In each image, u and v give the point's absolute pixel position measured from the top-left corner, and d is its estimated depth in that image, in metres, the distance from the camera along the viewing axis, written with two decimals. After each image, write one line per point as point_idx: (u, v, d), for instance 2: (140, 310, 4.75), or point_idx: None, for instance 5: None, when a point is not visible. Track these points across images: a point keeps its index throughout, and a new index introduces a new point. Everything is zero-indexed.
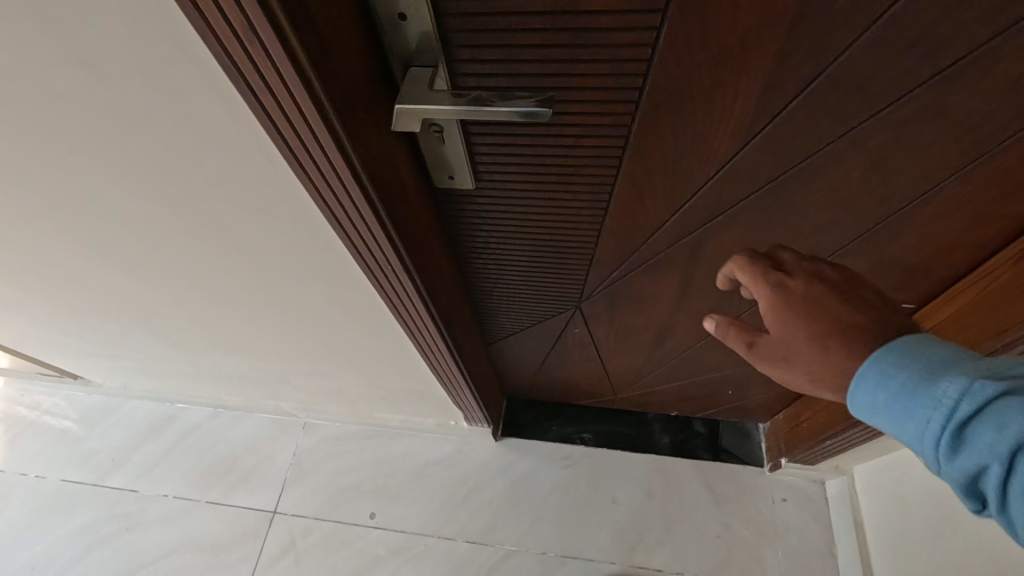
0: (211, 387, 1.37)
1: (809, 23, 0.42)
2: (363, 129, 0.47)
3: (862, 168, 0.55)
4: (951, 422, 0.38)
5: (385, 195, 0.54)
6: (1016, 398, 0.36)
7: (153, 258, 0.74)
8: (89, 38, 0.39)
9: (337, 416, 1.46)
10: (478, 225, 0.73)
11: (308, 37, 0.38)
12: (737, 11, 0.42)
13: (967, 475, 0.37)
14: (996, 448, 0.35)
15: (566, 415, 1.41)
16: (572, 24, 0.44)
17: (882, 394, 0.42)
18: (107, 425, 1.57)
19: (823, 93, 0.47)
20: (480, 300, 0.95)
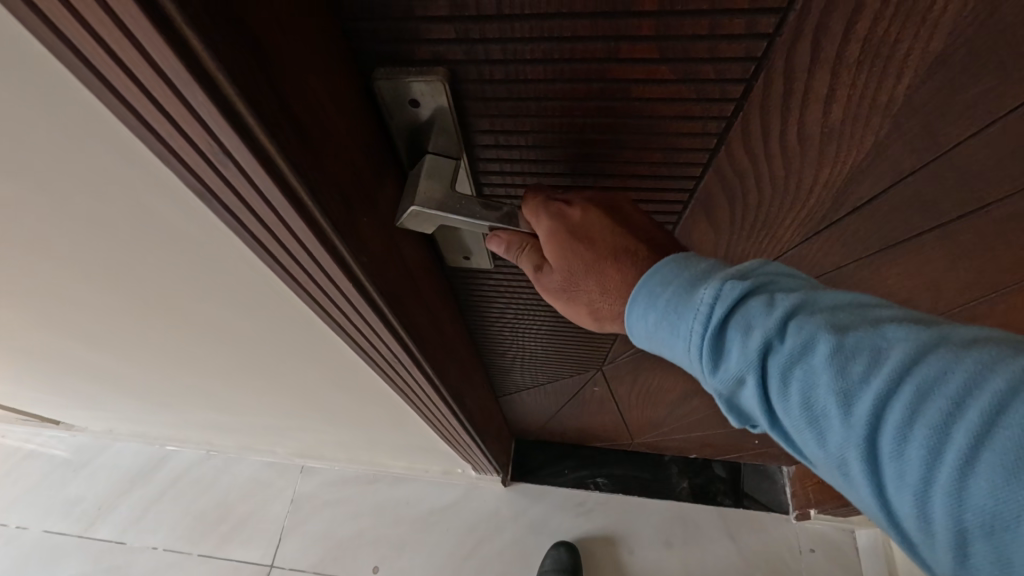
0: (203, 434, 1.28)
1: (919, 113, 0.33)
2: (370, 237, 0.39)
3: (950, 260, 0.47)
4: (706, 334, 0.31)
5: (393, 295, 0.46)
6: (757, 300, 0.30)
7: (128, 337, 0.65)
8: (15, 155, 0.30)
9: (337, 460, 1.38)
10: (495, 297, 0.65)
11: (298, 152, 0.29)
12: (833, 100, 0.33)
13: (726, 392, 0.31)
14: (746, 355, 0.29)
15: (579, 458, 1.33)
16: (623, 112, 0.36)
17: (650, 316, 0.33)
18: (92, 470, 1.47)
19: (921, 186, 0.39)
20: (492, 359, 0.86)
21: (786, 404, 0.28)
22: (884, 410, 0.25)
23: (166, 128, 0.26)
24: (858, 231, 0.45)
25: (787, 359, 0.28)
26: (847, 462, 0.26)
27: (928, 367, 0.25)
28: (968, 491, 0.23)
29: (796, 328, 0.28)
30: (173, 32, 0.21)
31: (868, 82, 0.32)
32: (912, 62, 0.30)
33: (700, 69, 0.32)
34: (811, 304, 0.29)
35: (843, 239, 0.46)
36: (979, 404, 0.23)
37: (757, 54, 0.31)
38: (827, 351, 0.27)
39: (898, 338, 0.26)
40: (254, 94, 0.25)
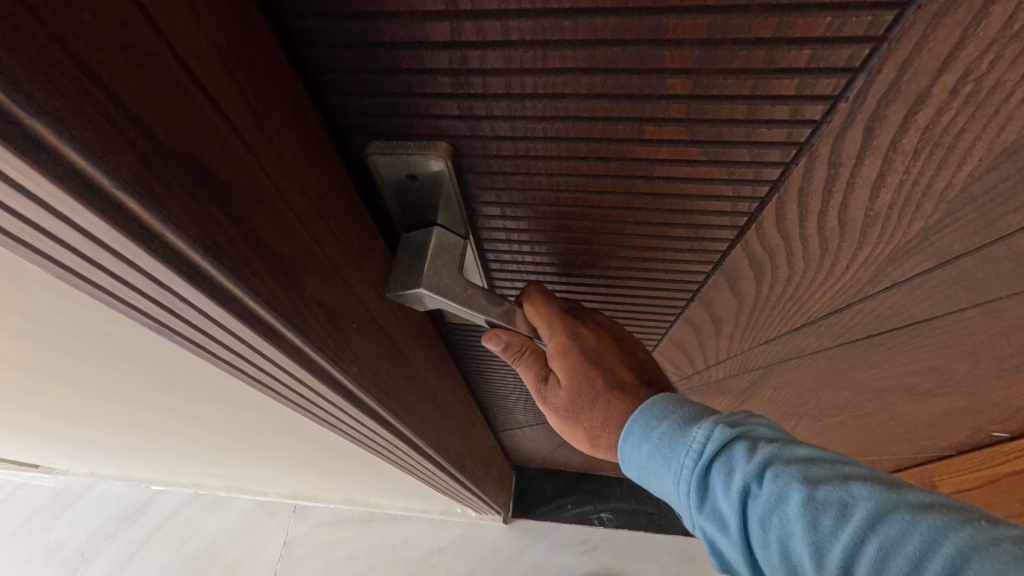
0: (189, 475, 1.22)
1: (981, 205, 0.29)
2: (359, 342, 0.34)
3: (993, 331, 0.42)
4: (693, 474, 0.30)
5: (388, 390, 0.41)
6: (740, 445, 0.29)
7: (87, 415, 0.60)
8: None
9: (330, 499, 1.34)
10: None
11: (269, 276, 0.24)
12: (880, 187, 0.28)
13: (711, 533, 0.29)
14: (727, 499, 0.28)
15: (582, 492, 1.30)
16: (644, 189, 0.31)
17: (642, 449, 0.33)
18: (74, 514, 1.37)
19: (969, 267, 0.35)
20: (491, 400, 0.81)
21: (764, 551, 0.27)
22: (853, 566, 0.24)
23: (117, 284, 0.20)
24: (894, 302, 0.40)
25: (766, 507, 0.27)
26: None
27: (889, 526, 0.24)
28: None
29: (773, 475, 0.27)
30: (106, 197, 0.16)
31: (924, 173, 0.27)
32: (979, 156, 0.26)
33: (733, 152, 0.27)
34: (790, 452, 0.28)
35: (877, 309, 0.42)
36: (934, 566, 0.22)
37: (799, 139, 0.26)
38: (800, 501, 0.26)
39: (866, 494, 0.25)
40: (214, 241, 0.21)
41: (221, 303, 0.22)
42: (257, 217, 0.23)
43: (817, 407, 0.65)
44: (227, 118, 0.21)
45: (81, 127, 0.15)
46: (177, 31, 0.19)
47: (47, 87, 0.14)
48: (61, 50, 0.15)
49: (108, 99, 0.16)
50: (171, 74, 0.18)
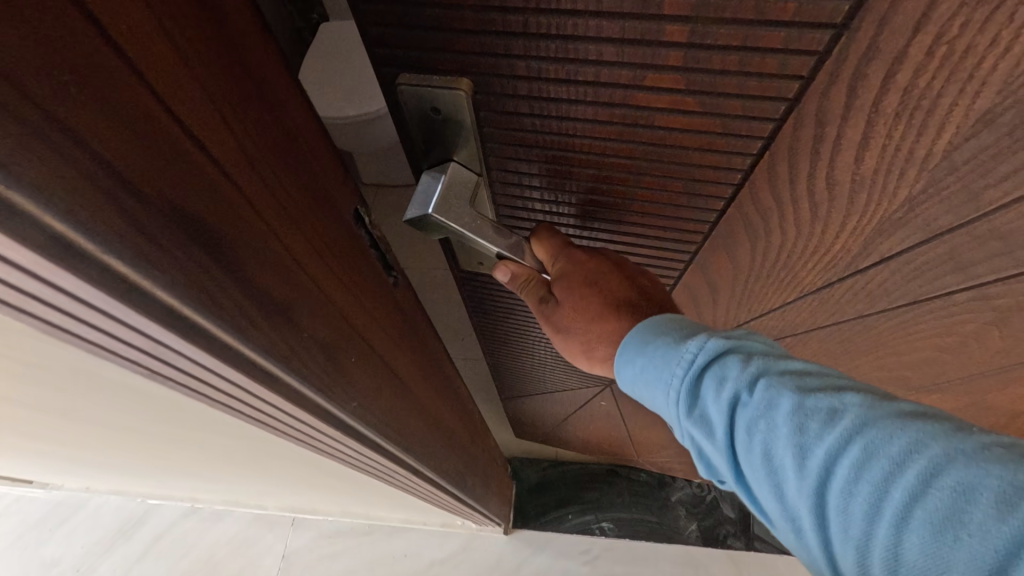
0: (185, 488, 1.21)
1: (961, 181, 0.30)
2: (349, 364, 0.35)
3: (986, 323, 0.43)
4: (685, 385, 0.30)
5: (383, 409, 0.42)
6: (735, 357, 0.29)
7: (74, 429, 0.60)
8: None
9: (330, 510, 1.32)
10: (511, 310, 0.61)
11: (260, 317, 0.24)
12: (865, 150, 0.30)
13: (700, 438, 0.29)
14: (717, 407, 0.28)
15: (584, 501, 1.32)
16: (645, 138, 0.32)
17: (638, 361, 0.33)
18: (70, 528, 1.35)
19: (956, 248, 0.36)
20: (501, 362, 0.83)
21: (750, 455, 0.27)
22: (834, 466, 0.24)
23: (112, 345, 0.21)
24: (884, 282, 0.42)
25: (754, 413, 0.27)
26: (801, 518, 0.25)
27: (875, 427, 0.24)
28: (900, 547, 0.22)
29: (765, 385, 0.27)
30: (98, 265, 0.16)
31: (905, 140, 0.29)
32: (957, 125, 0.27)
33: (727, 104, 0.29)
34: (784, 366, 0.28)
35: (869, 288, 0.43)
36: (917, 465, 0.22)
37: (790, 94, 0.28)
38: (789, 406, 0.26)
39: (858, 400, 0.25)
40: (208, 294, 0.21)
41: (218, 354, 0.23)
42: (249, 258, 0.24)
43: None
44: (222, 169, 0.22)
45: (80, 202, 0.15)
46: (170, 86, 0.19)
47: (47, 172, 0.14)
48: (63, 134, 0.15)
49: (101, 167, 0.16)
50: (164, 131, 0.19)
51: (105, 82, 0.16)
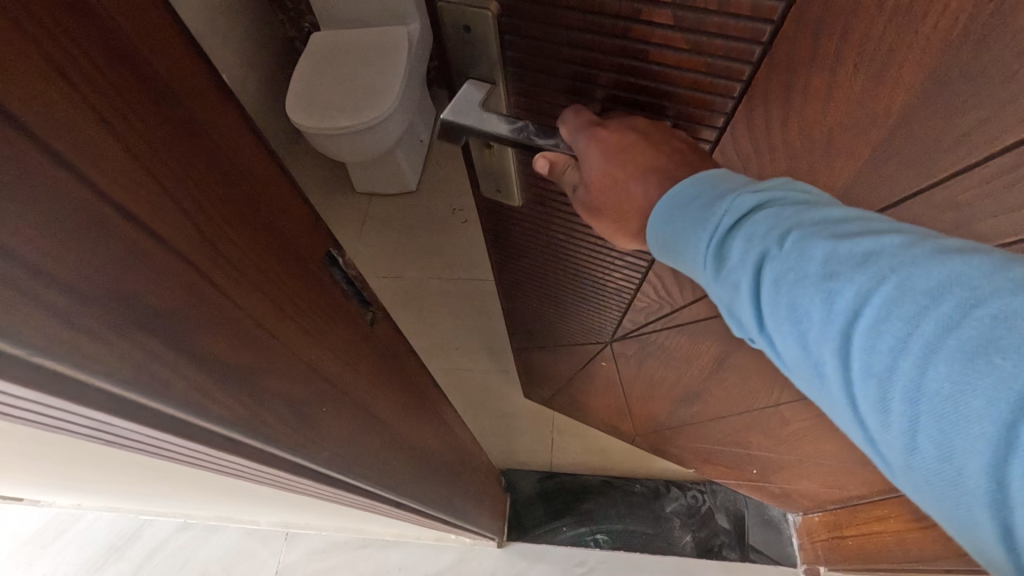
0: (178, 504, 1.20)
1: (916, 132, 0.34)
2: (297, 406, 0.38)
3: None
4: (711, 244, 0.32)
5: (345, 443, 0.47)
6: (765, 214, 0.30)
7: (56, 449, 0.60)
8: None
9: (324, 526, 1.31)
10: (524, 243, 0.69)
11: (199, 376, 0.28)
12: (832, 97, 0.34)
13: (727, 291, 0.31)
14: (746, 259, 0.30)
15: (578, 513, 1.28)
16: (642, 71, 0.36)
17: (665, 223, 0.35)
18: (60, 546, 1.34)
19: (914, 208, 0.40)
20: (512, 304, 0.90)
21: (773, 305, 0.29)
22: (865, 306, 0.26)
23: (53, 415, 0.25)
24: None
25: (784, 263, 0.28)
26: (823, 358, 0.27)
27: (912, 268, 0.25)
28: (927, 379, 0.24)
29: (796, 238, 0.28)
30: (31, 363, 0.20)
31: (864, 91, 0.33)
32: (910, 76, 0.31)
33: (709, 44, 0.33)
34: (817, 216, 0.29)
35: None
36: (955, 299, 0.24)
37: (763, 39, 0.32)
38: (822, 253, 0.27)
39: (895, 244, 0.26)
40: (140, 371, 0.25)
41: (148, 417, 0.26)
42: (191, 324, 0.27)
43: None
44: (166, 246, 0.25)
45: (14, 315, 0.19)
46: (117, 183, 0.23)
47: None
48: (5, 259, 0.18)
49: (41, 280, 0.20)
50: (119, 231, 0.23)
51: (53, 199, 0.20)
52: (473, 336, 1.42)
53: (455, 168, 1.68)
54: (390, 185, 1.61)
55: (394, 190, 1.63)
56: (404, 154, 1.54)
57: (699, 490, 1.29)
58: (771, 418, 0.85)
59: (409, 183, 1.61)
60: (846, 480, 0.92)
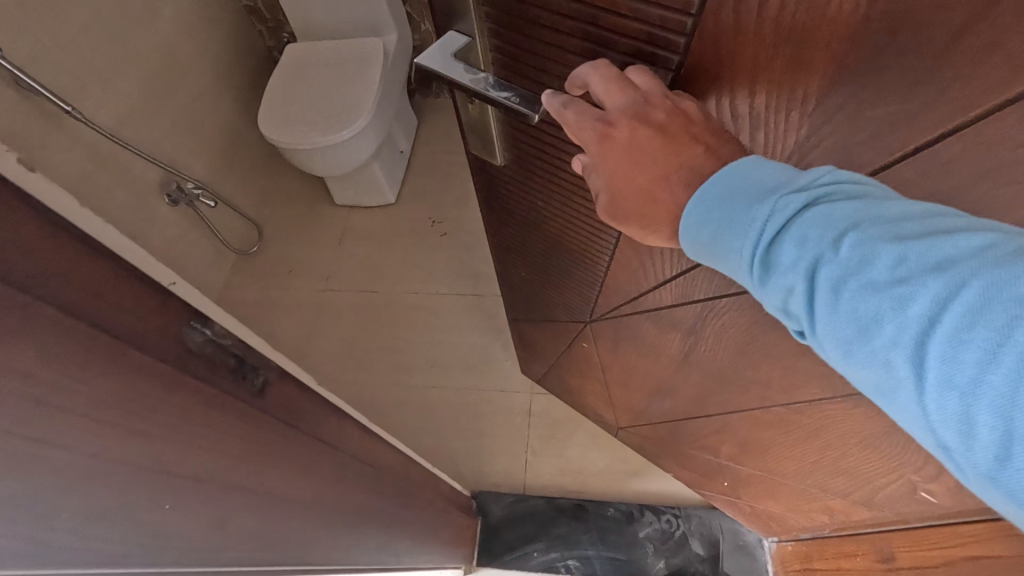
0: None
1: (841, 112, 0.37)
2: (127, 516, 0.34)
3: None
4: (759, 250, 0.33)
5: (219, 528, 0.42)
6: (820, 215, 0.31)
7: None
8: None
9: None
10: (510, 201, 0.77)
11: None
12: (757, 77, 0.37)
13: (782, 296, 0.32)
14: (802, 264, 0.31)
15: (550, 537, 1.23)
16: (596, 36, 0.41)
17: (707, 225, 0.36)
18: None
19: None
20: (508, 272, 0.99)
21: (833, 310, 0.30)
22: (939, 314, 0.26)
23: None
24: None
25: (847, 269, 0.29)
26: (893, 364, 0.28)
27: (992, 275, 0.25)
28: (1017, 392, 0.23)
29: (854, 243, 0.29)
30: None
31: (786, 67, 0.36)
32: (822, 47, 0.33)
33: (649, 11, 0.37)
34: (874, 217, 0.30)
35: None
36: None
37: (692, 11, 0.35)
38: (887, 262, 0.28)
39: (969, 249, 0.27)
40: None
41: None
42: None
43: (757, 382, 0.72)
44: None
45: None
46: None
47: None
48: None
49: None
50: None
51: None
52: (447, 326, 1.49)
53: (428, 185, 1.71)
54: (369, 199, 1.66)
55: (373, 204, 1.68)
56: (381, 166, 1.58)
57: (674, 513, 1.24)
58: (734, 426, 0.87)
59: (386, 197, 1.66)
60: (809, 506, 0.94)
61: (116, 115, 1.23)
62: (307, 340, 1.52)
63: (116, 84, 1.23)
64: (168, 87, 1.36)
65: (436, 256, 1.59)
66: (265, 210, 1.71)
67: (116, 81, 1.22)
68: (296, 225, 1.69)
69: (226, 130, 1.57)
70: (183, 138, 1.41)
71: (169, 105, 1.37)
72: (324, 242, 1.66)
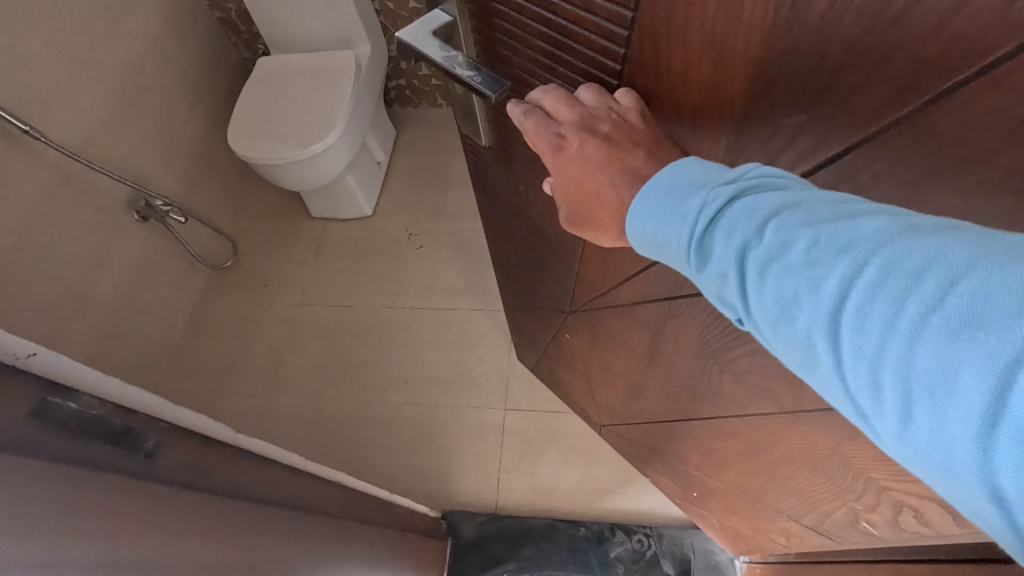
0: None
1: (760, 119, 0.38)
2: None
3: None
4: (692, 239, 0.33)
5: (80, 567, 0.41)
6: (747, 203, 0.31)
7: None
8: None
9: None
10: (494, 188, 0.80)
11: None
12: (691, 73, 0.40)
13: (715, 284, 0.31)
14: (730, 252, 0.30)
15: (517, 558, 1.21)
16: (554, 27, 0.45)
17: (649, 219, 0.36)
18: None
19: None
20: (497, 257, 1.01)
21: (758, 294, 0.29)
22: (849, 290, 0.25)
23: None
24: None
25: (768, 253, 0.29)
26: (813, 343, 0.27)
27: (894, 248, 0.25)
28: (917, 358, 0.23)
29: (776, 226, 0.29)
30: None
31: (713, 66, 0.38)
32: (741, 50, 0.35)
33: (596, 4, 0.40)
34: (795, 201, 0.29)
35: None
36: (938, 277, 0.23)
37: (631, 5, 0.39)
38: (802, 243, 0.27)
39: (874, 226, 0.26)
40: None
41: None
42: None
43: (714, 393, 0.73)
44: None
45: None
46: None
47: None
48: None
49: None
50: None
51: None
52: (429, 324, 1.50)
53: (410, 189, 1.71)
54: (346, 211, 1.65)
55: (350, 216, 1.66)
56: (355, 178, 1.57)
57: (645, 532, 1.22)
58: (697, 437, 0.86)
59: (364, 209, 1.65)
60: (770, 526, 0.93)
61: (82, 129, 1.23)
62: (278, 353, 1.50)
63: (82, 98, 1.22)
64: (138, 99, 1.36)
65: (411, 269, 1.58)
66: (238, 223, 1.69)
67: (82, 95, 1.22)
68: (269, 237, 1.67)
69: (198, 141, 1.56)
70: (154, 144, 1.41)
71: (138, 117, 1.36)
72: (297, 254, 1.64)
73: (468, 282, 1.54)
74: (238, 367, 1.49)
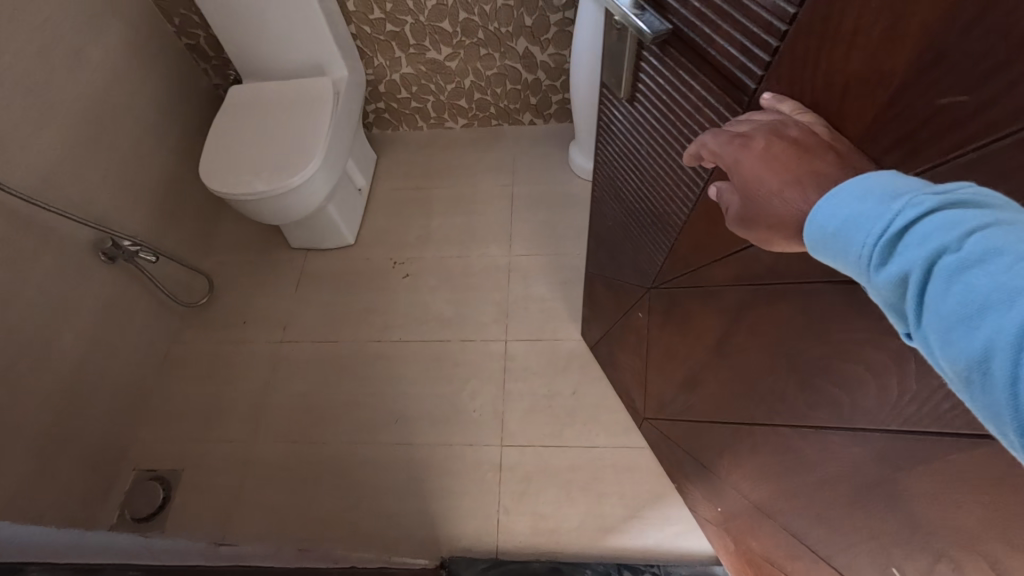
0: None
1: (917, 94, 0.36)
2: None
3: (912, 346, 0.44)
4: (876, 242, 0.29)
5: None
6: (951, 211, 0.27)
7: None
8: None
9: None
10: (614, 153, 0.81)
11: None
12: (852, 42, 0.38)
13: (890, 289, 0.28)
14: (918, 259, 0.27)
15: None
16: None
17: (829, 221, 0.32)
18: None
19: None
20: (596, 223, 1.02)
21: (939, 302, 0.26)
22: None
23: None
24: None
25: (962, 262, 0.25)
26: (991, 360, 0.24)
27: None
28: None
29: (982, 239, 0.25)
30: None
31: (882, 36, 0.36)
32: (916, 20, 0.33)
33: None
34: (1015, 220, 0.25)
35: None
36: None
37: None
38: (1012, 258, 0.24)
39: None
40: None
41: None
42: None
43: (771, 398, 0.69)
44: None
45: None
46: None
47: None
48: None
49: None
50: None
51: None
52: (462, 321, 1.47)
53: (428, 194, 1.68)
54: (328, 241, 1.58)
55: (330, 246, 1.60)
56: (336, 209, 1.51)
57: (651, 572, 1.14)
58: (741, 447, 0.82)
59: (345, 239, 1.59)
60: (790, 565, 0.87)
61: (42, 169, 1.15)
62: (266, 387, 1.42)
63: (42, 135, 1.15)
64: (109, 128, 1.30)
65: (400, 301, 1.51)
66: (212, 259, 1.61)
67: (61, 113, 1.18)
68: (248, 271, 1.59)
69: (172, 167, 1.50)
70: (129, 163, 1.36)
71: (111, 145, 1.31)
72: (284, 285, 1.56)
73: (456, 313, 1.48)
74: (246, 381, 1.43)
